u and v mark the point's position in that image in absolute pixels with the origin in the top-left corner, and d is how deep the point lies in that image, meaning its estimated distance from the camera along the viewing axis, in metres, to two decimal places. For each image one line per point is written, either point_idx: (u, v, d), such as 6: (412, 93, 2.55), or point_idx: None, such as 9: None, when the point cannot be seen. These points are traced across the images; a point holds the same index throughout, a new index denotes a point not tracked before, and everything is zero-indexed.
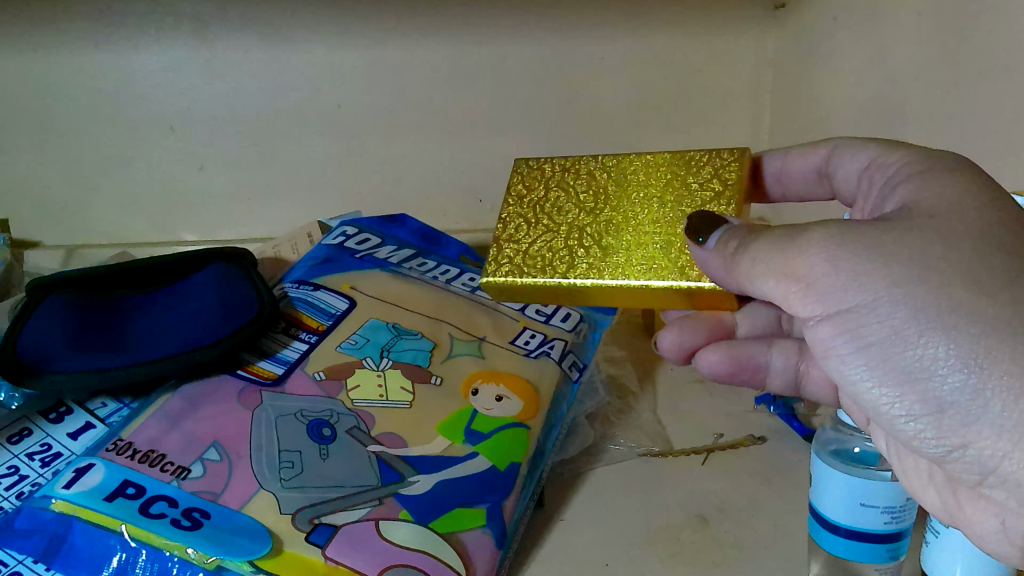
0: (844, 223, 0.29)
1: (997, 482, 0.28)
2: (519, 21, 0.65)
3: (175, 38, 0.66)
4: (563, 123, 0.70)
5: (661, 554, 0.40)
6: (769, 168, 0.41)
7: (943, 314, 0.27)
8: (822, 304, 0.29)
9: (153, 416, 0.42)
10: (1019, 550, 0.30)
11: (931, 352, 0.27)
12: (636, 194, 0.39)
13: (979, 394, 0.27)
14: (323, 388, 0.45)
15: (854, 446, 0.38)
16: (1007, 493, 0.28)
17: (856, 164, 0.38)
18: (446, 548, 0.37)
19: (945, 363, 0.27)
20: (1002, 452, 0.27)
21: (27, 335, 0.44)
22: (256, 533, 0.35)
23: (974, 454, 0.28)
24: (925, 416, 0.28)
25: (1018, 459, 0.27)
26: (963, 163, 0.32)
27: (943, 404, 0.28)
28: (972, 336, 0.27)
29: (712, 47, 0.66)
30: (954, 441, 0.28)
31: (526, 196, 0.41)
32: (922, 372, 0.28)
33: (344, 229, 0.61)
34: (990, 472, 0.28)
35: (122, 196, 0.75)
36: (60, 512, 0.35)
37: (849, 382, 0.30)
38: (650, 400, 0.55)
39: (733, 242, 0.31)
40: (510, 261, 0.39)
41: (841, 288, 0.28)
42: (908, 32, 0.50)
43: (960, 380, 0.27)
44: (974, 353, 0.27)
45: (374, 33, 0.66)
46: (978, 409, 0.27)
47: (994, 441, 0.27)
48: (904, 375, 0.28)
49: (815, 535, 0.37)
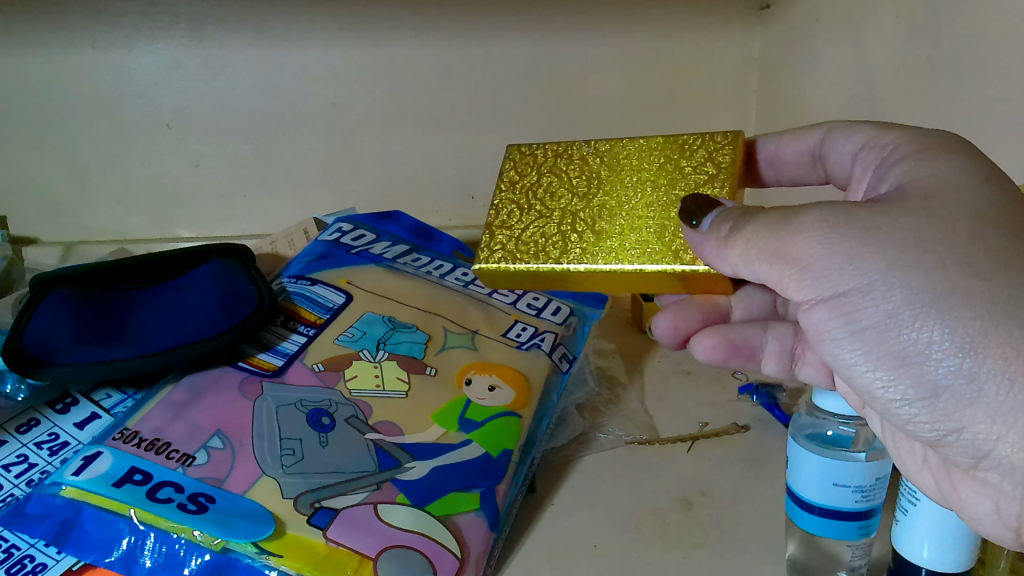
0: (839, 206, 0.30)
1: (991, 465, 0.29)
2: (511, 22, 0.66)
3: (172, 37, 0.67)
4: (553, 123, 0.71)
5: (647, 535, 0.42)
6: (763, 152, 0.44)
7: (938, 298, 0.28)
8: (818, 287, 0.30)
9: (158, 407, 0.43)
10: (1012, 532, 0.31)
11: (925, 337, 0.28)
12: (629, 177, 0.41)
13: (973, 377, 0.27)
14: (322, 379, 0.47)
15: (827, 430, 0.40)
16: (1001, 476, 0.29)
17: (851, 145, 0.39)
18: (441, 530, 0.38)
19: (940, 348, 0.28)
20: (996, 436, 0.28)
21: (34, 328, 0.45)
22: (258, 516, 0.37)
23: (968, 438, 0.29)
24: (921, 400, 0.29)
25: (1012, 443, 0.27)
26: (958, 142, 0.33)
27: (938, 388, 0.29)
28: (968, 320, 0.27)
29: (697, 48, 0.68)
30: (948, 424, 0.29)
31: (518, 181, 0.43)
32: (917, 357, 0.29)
33: (340, 225, 0.62)
34: (984, 455, 0.29)
35: (119, 193, 0.76)
36: (69, 497, 0.37)
37: (846, 364, 0.31)
38: (638, 391, 0.56)
39: (726, 225, 0.33)
40: (503, 247, 0.40)
41: (836, 272, 0.29)
42: (888, 34, 0.53)
43: (954, 364, 0.28)
44: (969, 337, 0.27)
45: (368, 33, 0.67)
46: (973, 392, 0.28)
47: (988, 425, 0.28)
48: (899, 360, 0.29)
49: (791, 515, 0.39)
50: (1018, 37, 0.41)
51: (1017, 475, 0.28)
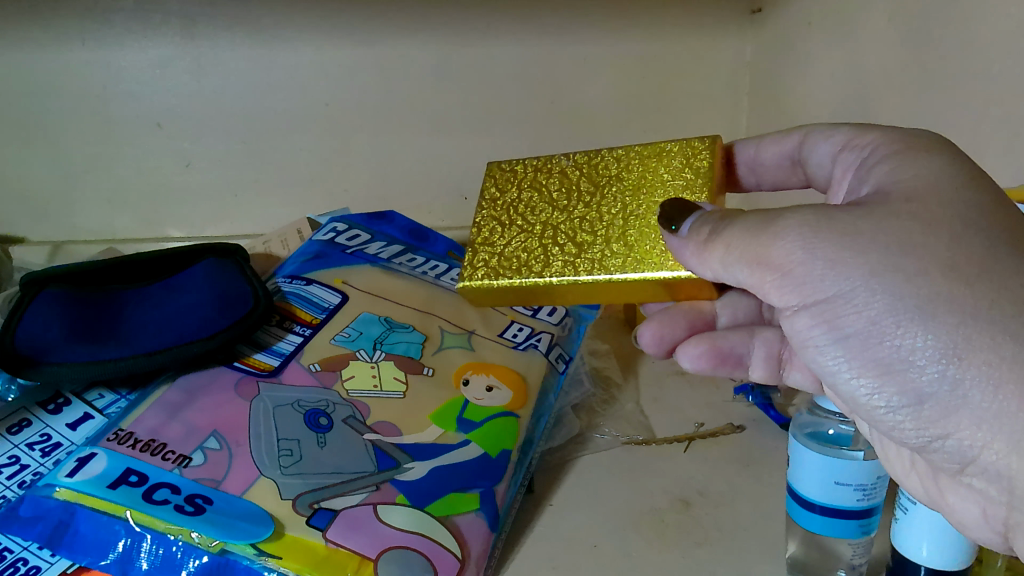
0: (821, 210, 0.30)
1: (977, 471, 0.29)
2: (504, 22, 0.67)
3: (161, 35, 0.67)
4: (547, 122, 0.71)
5: (647, 534, 0.42)
6: (742, 157, 0.44)
7: (921, 304, 0.28)
8: (796, 291, 0.31)
9: (152, 407, 0.43)
10: (1002, 536, 0.31)
11: (909, 343, 0.28)
12: (609, 187, 0.41)
13: (958, 385, 0.27)
14: (318, 379, 0.47)
15: (828, 429, 0.40)
16: (987, 481, 0.29)
17: (830, 147, 0.39)
18: (442, 531, 0.38)
19: (923, 355, 0.28)
20: (981, 442, 0.27)
21: (25, 327, 0.44)
22: (257, 518, 0.36)
23: (954, 444, 0.29)
24: (905, 407, 0.29)
25: (997, 450, 0.27)
26: (939, 142, 0.33)
27: (923, 395, 0.28)
28: (950, 325, 0.27)
29: (691, 49, 0.68)
30: (934, 431, 0.29)
31: (499, 198, 0.43)
32: (898, 364, 0.29)
33: (334, 225, 0.62)
34: (970, 462, 0.28)
35: (108, 192, 0.75)
36: (64, 499, 0.36)
37: (832, 372, 0.31)
38: (633, 393, 0.57)
39: (706, 229, 0.33)
40: (485, 264, 0.41)
41: (817, 277, 0.30)
42: (881, 36, 0.53)
43: (939, 370, 0.28)
44: (952, 343, 0.27)
45: (361, 31, 0.67)
46: (957, 399, 0.27)
47: (973, 432, 0.27)
48: (884, 367, 0.29)
49: (793, 514, 0.38)
50: (1005, 42, 0.42)
51: (1003, 482, 0.28)
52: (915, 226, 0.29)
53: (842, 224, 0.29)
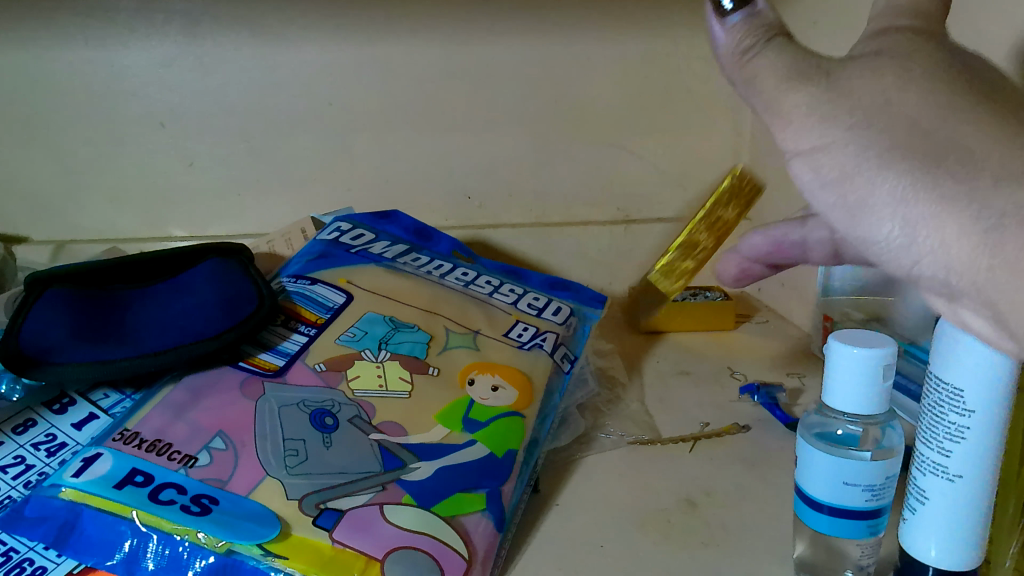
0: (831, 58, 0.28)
1: (958, 296, 0.27)
2: (507, 25, 0.70)
3: (165, 35, 0.68)
4: (553, 121, 0.74)
5: (654, 534, 0.42)
6: None
7: (891, 149, 0.26)
8: (775, 132, 0.29)
9: (157, 408, 0.43)
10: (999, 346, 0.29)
11: (885, 184, 0.26)
12: None
13: (917, 224, 0.26)
14: (324, 379, 0.47)
15: (836, 429, 0.36)
16: (971, 305, 0.27)
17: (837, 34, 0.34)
18: (448, 531, 0.38)
19: (895, 194, 0.26)
20: (948, 268, 0.26)
21: (29, 325, 0.44)
22: (263, 518, 0.36)
23: (927, 272, 0.27)
24: (882, 245, 0.27)
25: (966, 273, 0.25)
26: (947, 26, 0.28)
27: (894, 237, 0.27)
28: (915, 166, 0.26)
29: (696, 48, 0.72)
30: (908, 261, 0.27)
31: None
32: (852, 212, 0.27)
33: (338, 224, 0.62)
34: (948, 288, 0.27)
35: (112, 191, 0.73)
36: (70, 499, 0.36)
37: (814, 215, 0.29)
38: (638, 392, 0.59)
39: (748, 39, 0.29)
40: None
41: (800, 124, 0.28)
42: None
43: (906, 206, 0.26)
44: (919, 180, 0.25)
45: (366, 32, 0.69)
46: (922, 232, 0.26)
47: (939, 258, 0.26)
48: (855, 210, 0.27)
49: (799, 514, 0.37)
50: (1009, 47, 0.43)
51: (985, 305, 0.26)
52: (900, 81, 0.27)
53: (839, 85, 0.27)
